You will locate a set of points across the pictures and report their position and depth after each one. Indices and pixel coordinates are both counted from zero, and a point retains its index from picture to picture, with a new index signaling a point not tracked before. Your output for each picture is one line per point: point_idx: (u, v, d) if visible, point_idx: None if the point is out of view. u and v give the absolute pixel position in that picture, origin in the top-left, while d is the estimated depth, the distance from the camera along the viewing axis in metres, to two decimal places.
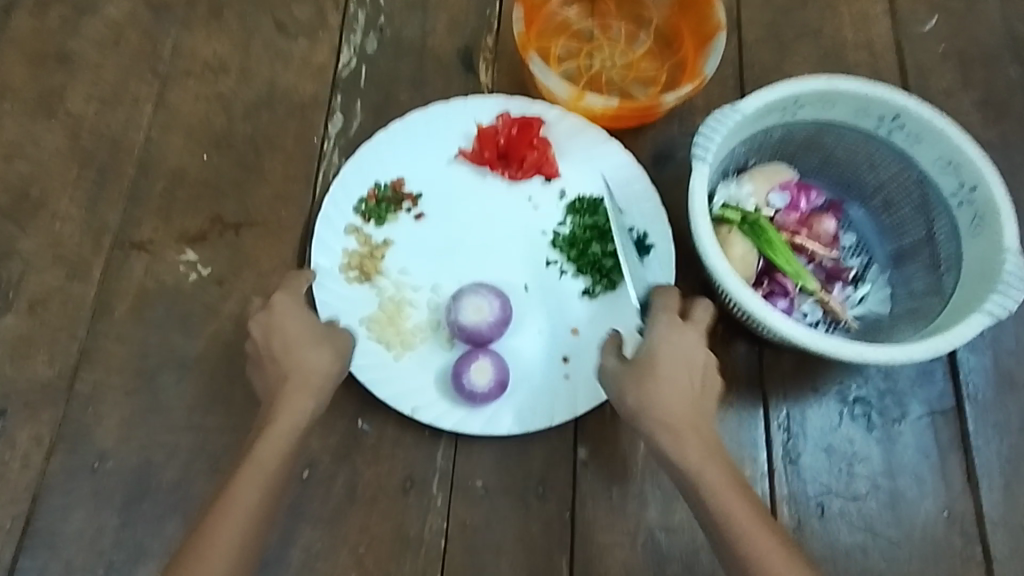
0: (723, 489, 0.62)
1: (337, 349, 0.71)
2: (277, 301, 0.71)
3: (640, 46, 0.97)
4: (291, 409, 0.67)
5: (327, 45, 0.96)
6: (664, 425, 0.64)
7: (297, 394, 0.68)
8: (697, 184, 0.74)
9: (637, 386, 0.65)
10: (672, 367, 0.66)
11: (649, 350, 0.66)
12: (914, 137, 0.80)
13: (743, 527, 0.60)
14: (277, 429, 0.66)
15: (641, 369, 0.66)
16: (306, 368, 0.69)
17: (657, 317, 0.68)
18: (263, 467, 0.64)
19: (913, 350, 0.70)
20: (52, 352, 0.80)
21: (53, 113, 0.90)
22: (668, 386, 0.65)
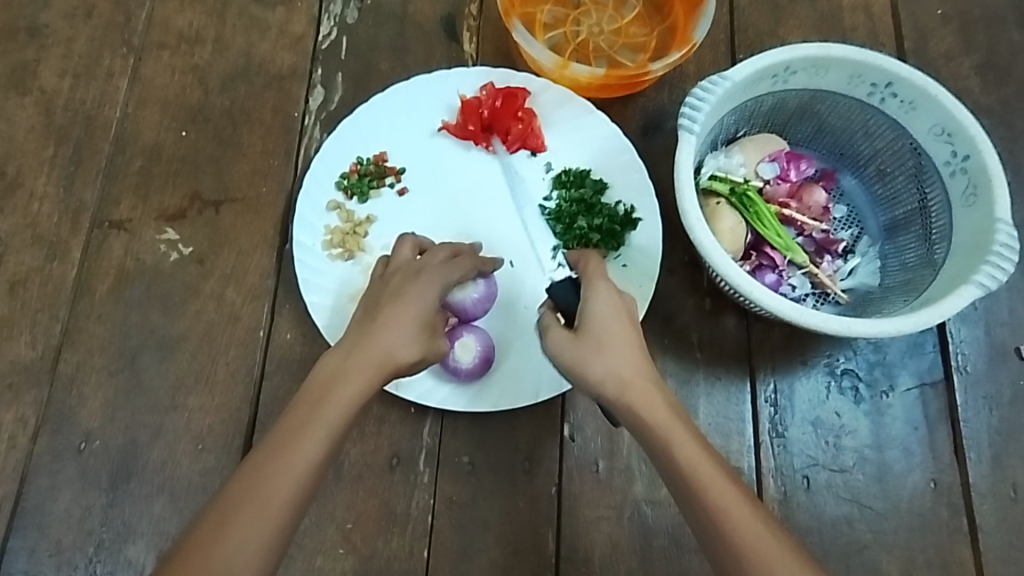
0: (692, 452, 0.56)
1: (430, 354, 0.63)
2: (422, 276, 0.67)
3: (629, 10, 0.94)
4: (356, 378, 0.59)
5: (306, 14, 0.93)
6: (627, 390, 0.59)
7: (367, 366, 0.60)
8: (683, 155, 0.73)
9: (596, 352, 0.60)
10: (626, 330, 0.62)
11: (599, 315, 0.62)
12: (909, 104, 0.78)
13: (718, 496, 0.54)
14: (335, 398, 0.58)
15: (596, 334, 0.61)
16: (393, 347, 0.61)
17: (598, 284, 0.65)
18: (304, 439, 0.56)
19: (903, 323, 0.69)
20: (33, 333, 0.80)
21: (26, 89, 0.88)
22: (626, 349, 0.60)
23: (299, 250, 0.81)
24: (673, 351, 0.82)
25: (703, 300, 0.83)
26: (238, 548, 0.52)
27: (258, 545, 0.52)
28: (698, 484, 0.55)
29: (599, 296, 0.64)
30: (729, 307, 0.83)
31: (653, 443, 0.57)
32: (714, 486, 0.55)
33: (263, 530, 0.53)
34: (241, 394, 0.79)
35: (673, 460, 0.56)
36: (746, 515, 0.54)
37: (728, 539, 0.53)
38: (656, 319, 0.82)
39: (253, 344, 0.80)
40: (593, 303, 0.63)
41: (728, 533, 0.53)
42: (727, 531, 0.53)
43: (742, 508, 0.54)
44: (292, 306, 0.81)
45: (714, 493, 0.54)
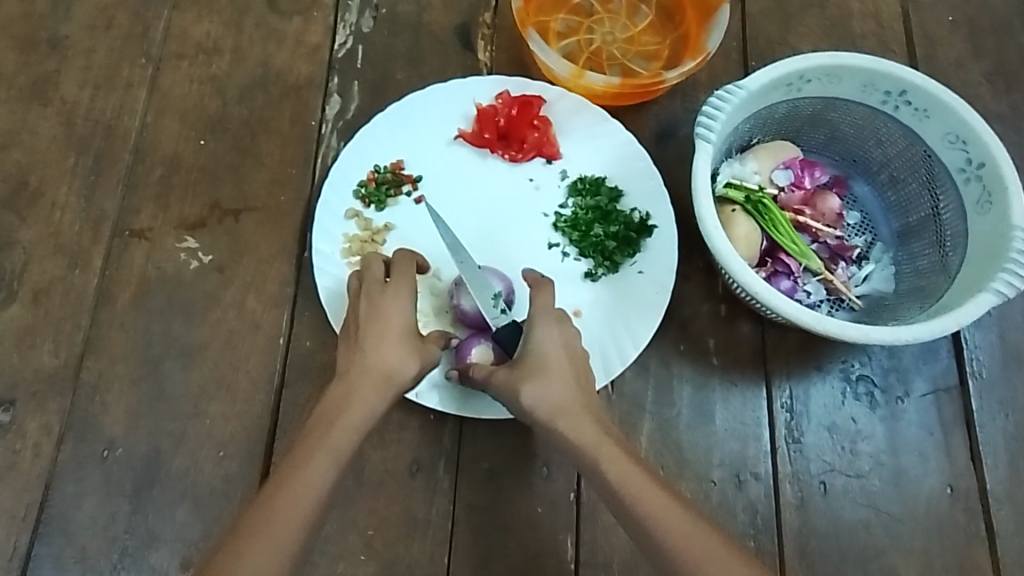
0: (621, 467, 0.62)
1: (427, 360, 0.70)
2: (391, 291, 0.71)
3: (642, 18, 0.95)
4: (359, 403, 0.66)
5: (322, 24, 0.94)
6: (559, 417, 0.65)
7: (371, 387, 0.66)
8: (700, 163, 0.73)
9: (528, 383, 0.66)
10: (558, 360, 0.67)
11: (537, 348, 0.67)
12: (922, 112, 0.79)
13: (649, 509, 0.59)
14: (345, 418, 0.65)
15: (529, 367, 0.67)
16: (391, 364, 0.68)
17: (537, 317, 0.69)
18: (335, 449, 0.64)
19: (920, 330, 0.70)
20: (57, 341, 0.81)
21: (47, 100, 0.89)
22: (557, 379, 0.66)
23: (318, 258, 0.81)
24: (689, 357, 0.82)
25: (718, 306, 0.84)
26: None
27: None
28: (629, 501, 0.60)
29: (530, 328, 0.69)
30: (745, 313, 0.84)
31: (587, 464, 0.63)
32: (643, 500, 0.60)
33: None
34: (262, 401, 0.79)
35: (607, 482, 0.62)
36: (679, 522, 0.59)
37: (661, 544, 0.58)
38: (672, 325, 0.83)
39: (274, 351, 0.81)
40: (531, 337, 0.68)
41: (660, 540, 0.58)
42: (659, 539, 0.58)
43: (673, 514, 0.59)
44: (312, 314, 0.82)
45: (643, 507, 0.60)
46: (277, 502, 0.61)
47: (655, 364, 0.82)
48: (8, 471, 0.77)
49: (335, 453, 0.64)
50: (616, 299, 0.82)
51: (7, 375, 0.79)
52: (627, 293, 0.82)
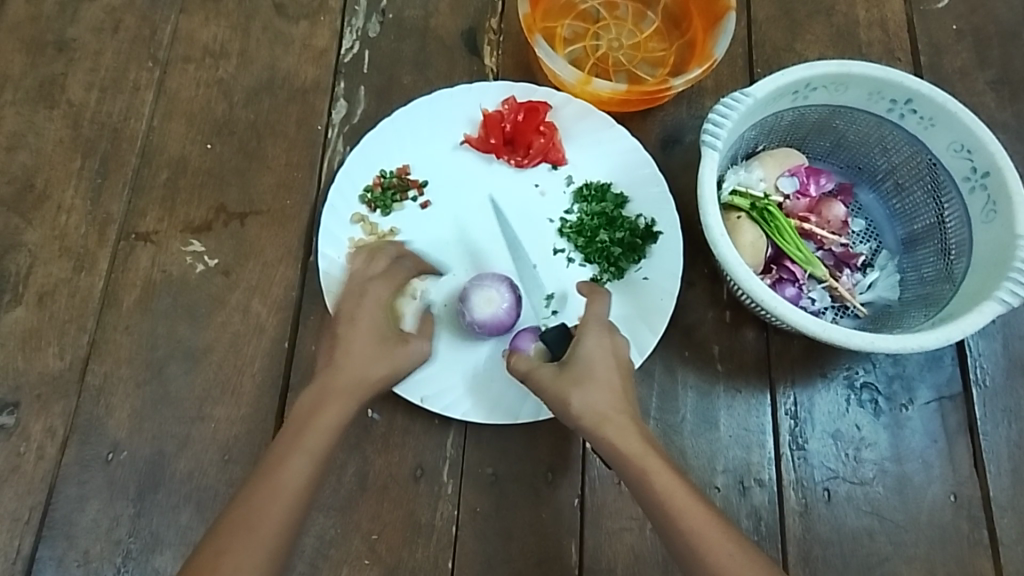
0: (666, 479, 0.61)
1: (398, 366, 0.71)
2: (372, 289, 0.73)
3: (648, 25, 0.95)
4: (331, 410, 0.66)
5: (329, 29, 0.94)
6: (603, 425, 0.64)
7: (344, 393, 0.67)
8: (707, 171, 0.73)
9: (573, 389, 0.65)
10: (607, 371, 0.66)
11: (588, 354, 0.66)
12: (928, 121, 0.80)
13: (693, 524, 0.59)
14: (317, 424, 0.65)
15: (575, 372, 0.65)
16: (364, 371, 0.68)
17: (590, 325, 0.68)
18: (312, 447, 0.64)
19: (925, 339, 0.70)
20: (61, 344, 0.81)
21: (54, 102, 0.89)
22: (605, 387, 0.65)
23: (324, 263, 0.81)
24: (694, 363, 0.82)
25: (723, 312, 0.84)
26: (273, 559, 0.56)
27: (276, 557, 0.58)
28: (674, 514, 0.60)
29: (582, 334, 0.68)
30: (749, 320, 0.84)
31: (633, 473, 0.62)
32: (689, 516, 0.60)
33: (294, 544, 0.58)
34: (266, 405, 0.79)
35: (651, 492, 0.61)
36: (718, 540, 0.59)
37: (704, 561, 0.58)
38: (677, 332, 0.83)
39: (279, 354, 0.81)
40: (584, 344, 0.67)
41: (702, 557, 0.58)
42: (703, 555, 0.58)
43: (715, 532, 0.59)
44: (317, 318, 0.82)
45: (688, 521, 0.60)
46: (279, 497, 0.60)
47: (659, 370, 0.82)
48: (12, 473, 0.77)
49: (312, 449, 0.64)
50: (622, 305, 0.82)
51: (11, 377, 0.79)
52: (632, 300, 0.82)
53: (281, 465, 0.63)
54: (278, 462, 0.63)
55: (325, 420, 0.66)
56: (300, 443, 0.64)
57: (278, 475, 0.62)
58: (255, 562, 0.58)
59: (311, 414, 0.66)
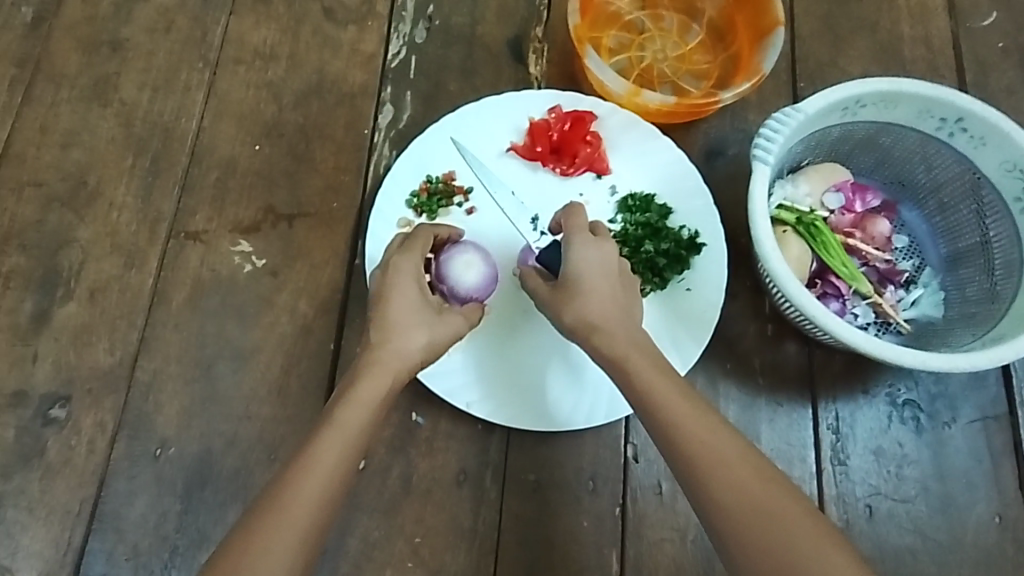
0: (668, 399, 0.61)
1: (438, 336, 0.68)
2: (406, 262, 0.70)
3: (693, 37, 0.96)
4: (365, 394, 0.63)
5: (377, 34, 0.95)
6: (595, 331, 0.65)
7: (384, 371, 0.64)
8: (758, 185, 0.74)
9: (567, 301, 0.67)
10: (597, 280, 0.67)
11: (578, 267, 0.67)
12: (978, 140, 0.80)
13: (695, 438, 0.59)
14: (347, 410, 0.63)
15: (568, 285, 0.67)
16: (403, 345, 0.66)
17: (577, 238, 0.69)
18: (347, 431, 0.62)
19: (977, 359, 0.70)
20: (112, 340, 0.82)
21: (107, 101, 0.91)
22: (600, 297, 0.66)
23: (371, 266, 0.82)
24: (736, 376, 0.83)
25: (765, 326, 0.85)
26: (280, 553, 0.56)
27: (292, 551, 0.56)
28: (674, 428, 0.60)
29: (569, 249, 0.68)
30: (791, 334, 0.84)
31: (631, 384, 0.63)
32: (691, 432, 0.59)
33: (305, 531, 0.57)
34: (312, 406, 0.80)
35: (648, 405, 0.62)
36: (725, 457, 0.58)
37: (707, 474, 0.57)
38: (719, 344, 0.84)
39: (325, 356, 0.82)
40: (573, 256, 0.68)
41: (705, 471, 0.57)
42: (703, 467, 0.57)
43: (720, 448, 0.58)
44: (363, 320, 0.83)
45: (692, 436, 0.59)
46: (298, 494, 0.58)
47: (701, 381, 0.82)
48: (63, 466, 0.78)
49: (346, 432, 0.62)
50: (665, 316, 0.82)
51: (63, 371, 0.81)
52: (676, 312, 0.82)
53: (317, 453, 0.60)
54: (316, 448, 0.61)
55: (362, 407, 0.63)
56: (336, 429, 0.62)
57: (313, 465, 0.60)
58: (292, 548, 0.56)
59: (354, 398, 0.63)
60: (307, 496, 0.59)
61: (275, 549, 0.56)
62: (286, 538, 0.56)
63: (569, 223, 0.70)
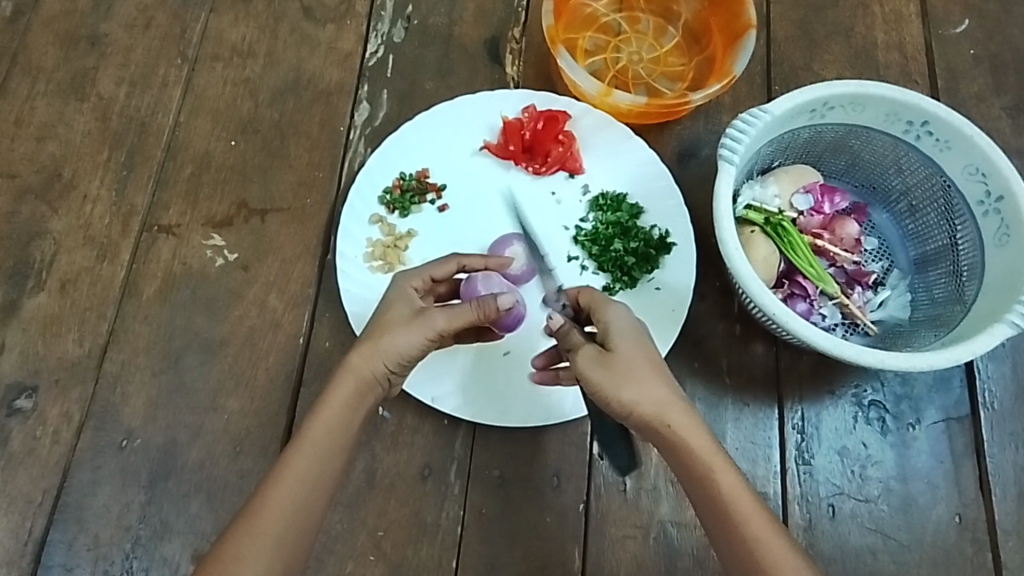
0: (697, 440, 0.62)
1: (406, 336, 0.65)
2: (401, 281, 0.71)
3: (669, 40, 0.97)
4: (334, 402, 0.64)
5: (355, 32, 0.96)
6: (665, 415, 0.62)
7: (347, 380, 0.64)
8: (723, 185, 0.74)
9: (626, 385, 0.62)
10: (650, 357, 0.65)
11: (630, 342, 0.65)
12: (944, 143, 0.80)
13: (728, 489, 0.60)
14: (315, 423, 0.63)
15: (625, 361, 0.64)
16: (370, 351, 0.65)
17: (616, 313, 0.67)
18: (318, 445, 0.62)
19: (934, 358, 0.70)
20: (81, 331, 0.82)
21: (84, 95, 0.91)
22: (660, 372, 0.64)
23: (341, 261, 0.83)
24: (703, 375, 0.83)
25: (733, 326, 0.85)
26: (251, 563, 0.58)
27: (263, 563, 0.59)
28: (715, 487, 0.60)
29: (615, 326, 0.66)
30: (759, 334, 0.85)
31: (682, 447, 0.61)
32: (725, 485, 0.60)
33: (277, 543, 0.59)
34: (279, 399, 0.80)
35: (691, 459, 0.61)
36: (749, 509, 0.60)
37: (742, 531, 0.59)
38: (686, 343, 0.84)
39: (293, 350, 0.82)
40: (622, 332, 0.65)
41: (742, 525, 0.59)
42: (741, 524, 0.59)
43: (748, 501, 0.60)
44: (332, 315, 0.84)
45: (725, 489, 0.60)
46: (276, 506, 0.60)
47: None
48: (27, 456, 0.78)
49: (317, 449, 0.62)
50: (632, 313, 0.83)
51: (31, 362, 0.81)
52: (643, 309, 0.83)
53: (287, 466, 0.62)
54: (288, 462, 0.62)
55: (331, 421, 0.63)
56: (306, 445, 0.63)
57: (285, 480, 0.61)
58: (265, 556, 0.59)
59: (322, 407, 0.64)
60: (279, 509, 0.60)
61: (244, 560, 0.58)
62: (261, 549, 0.59)
63: (597, 300, 0.69)
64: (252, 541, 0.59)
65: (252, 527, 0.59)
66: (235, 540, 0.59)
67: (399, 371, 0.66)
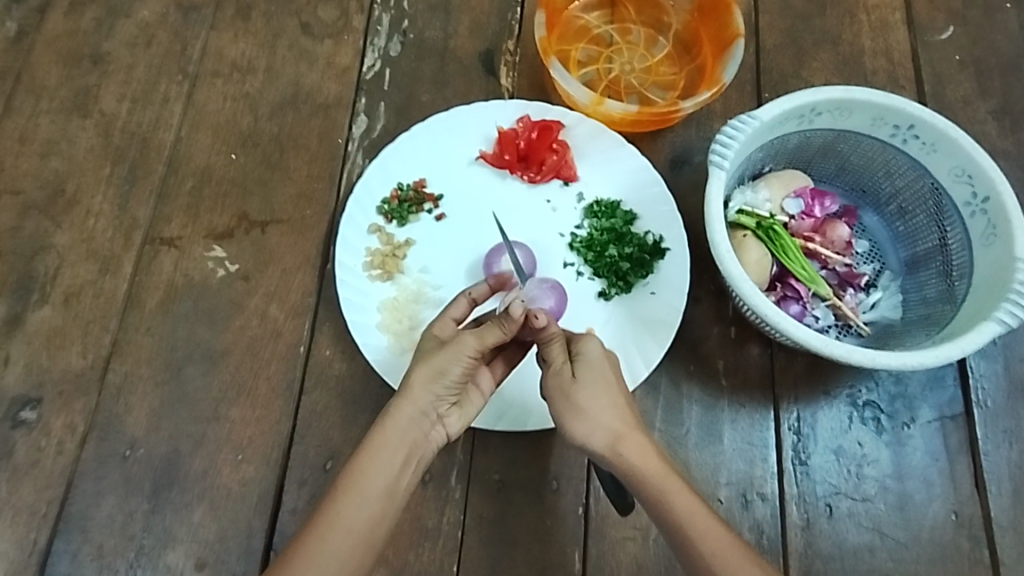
0: (654, 465, 0.66)
1: (447, 365, 0.67)
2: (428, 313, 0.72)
3: (660, 49, 0.99)
4: (381, 453, 0.66)
5: (353, 47, 0.98)
6: (620, 445, 0.67)
7: (396, 430, 0.66)
8: (714, 190, 0.76)
9: (577, 420, 0.67)
10: (613, 387, 0.69)
11: (592, 367, 0.69)
12: (930, 146, 0.82)
13: (683, 509, 0.65)
14: (363, 476, 0.65)
15: (588, 387, 0.68)
16: (426, 392, 0.67)
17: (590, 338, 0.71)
18: (364, 493, 0.65)
19: (925, 356, 0.71)
20: (85, 342, 0.83)
21: (87, 112, 0.93)
22: (616, 399, 0.68)
23: (341, 270, 0.84)
24: (699, 378, 0.84)
25: (728, 328, 0.86)
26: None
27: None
28: (670, 509, 0.65)
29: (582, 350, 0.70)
30: (754, 336, 0.86)
31: (634, 472, 0.66)
32: (682, 504, 0.65)
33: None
34: (280, 407, 0.81)
35: (645, 481, 0.66)
36: (708, 526, 0.64)
37: (699, 548, 0.64)
38: (682, 346, 0.85)
39: (295, 358, 0.83)
40: (589, 358, 0.70)
41: (699, 542, 0.64)
42: (696, 541, 0.64)
43: (709, 520, 0.65)
44: (331, 324, 0.85)
45: (682, 509, 0.65)
46: (319, 550, 0.63)
47: (664, 383, 0.84)
48: (31, 468, 0.79)
49: (366, 498, 0.65)
50: (627, 318, 0.84)
51: (35, 373, 0.82)
52: (638, 313, 0.84)
53: (335, 515, 0.64)
54: (333, 510, 0.64)
55: (377, 471, 0.66)
56: (354, 492, 0.65)
57: (330, 530, 0.63)
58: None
59: (370, 447, 0.66)
60: (323, 557, 0.63)
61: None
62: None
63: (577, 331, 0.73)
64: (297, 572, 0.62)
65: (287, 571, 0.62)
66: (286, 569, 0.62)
67: (450, 397, 0.69)
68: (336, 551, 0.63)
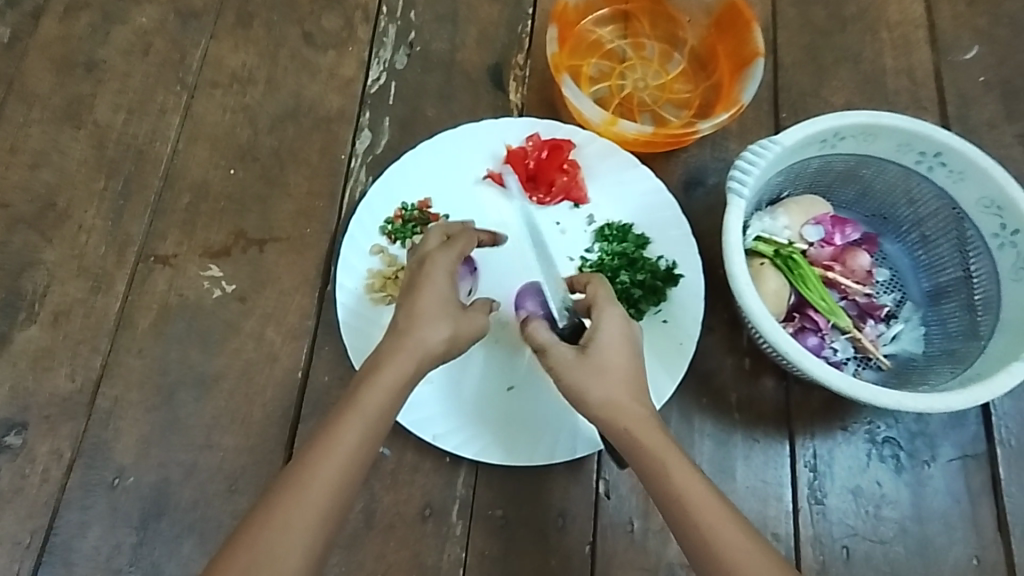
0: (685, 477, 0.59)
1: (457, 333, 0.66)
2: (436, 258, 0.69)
3: (674, 66, 0.96)
4: (380, 384, 0.62)
5: (356, 59, 0.94)
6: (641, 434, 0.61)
7: (402, 356, 0.63)
8: (732, 218, 0.72)
9: (597, 384, 0.62)
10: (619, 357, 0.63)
11: (608, 341, 0.63)
12: (958, 175, 0.78)
13: (720, 534, 0.56)
14: (363, 400, 0.61)
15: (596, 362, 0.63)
16: (422, 341, 0.64)
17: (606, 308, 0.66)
18: (365, 411, 0.61)
19: (953, 400, 0.68)
20: (74, 365, 0.80)
21: (81, 122, 0.90)
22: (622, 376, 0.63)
23: (341, 294, 0.81)
24: (712, 412, 0.81)
25: (742, 359, 0.83)
26: (295, 534, 0.55)
27: (305, 528, 0.56)
28: (700, 529, 0.57)
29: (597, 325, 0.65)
30: (769, 368, 0.82)
31: (660, 477, 0.59)
32: (723, 531, 0.56)
33: (320, 512, 0.57)
34: (275, 436, 0.78)
35: (673, 494, 0.58)
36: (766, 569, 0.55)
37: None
38: (695, 378, 0.82)
39: (291, 384, 0.80)
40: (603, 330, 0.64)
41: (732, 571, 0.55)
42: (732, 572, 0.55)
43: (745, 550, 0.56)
44: (331, 348, 0.81)
45: (719, 534, 0.56)
46: (313, 475, 0.58)
47: (676, 416, 0.80)
48: (15, 495, 0.76)
49: (366, 419, 0.61)
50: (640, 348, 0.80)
51: (20, 397, 0.79)
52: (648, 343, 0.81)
53: (334, 438, 0.59)
54: (332, 433, 0.60)
55: (384, 392, 0.62)
56: (356, 414, 0.61)
57: (330, 453, 0.59)
58: (303, 522, 0.56)
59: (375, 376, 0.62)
60: (321, 481, 0.58)
61: (289, 529, 0.55)
62: (303, 516, 0.56)
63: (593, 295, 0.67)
64: (290, 508, 0.56)
65: (278, 504, 0.56)
66: (283, 503, 0.56)
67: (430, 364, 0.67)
68: (331, 483, 0.58)
